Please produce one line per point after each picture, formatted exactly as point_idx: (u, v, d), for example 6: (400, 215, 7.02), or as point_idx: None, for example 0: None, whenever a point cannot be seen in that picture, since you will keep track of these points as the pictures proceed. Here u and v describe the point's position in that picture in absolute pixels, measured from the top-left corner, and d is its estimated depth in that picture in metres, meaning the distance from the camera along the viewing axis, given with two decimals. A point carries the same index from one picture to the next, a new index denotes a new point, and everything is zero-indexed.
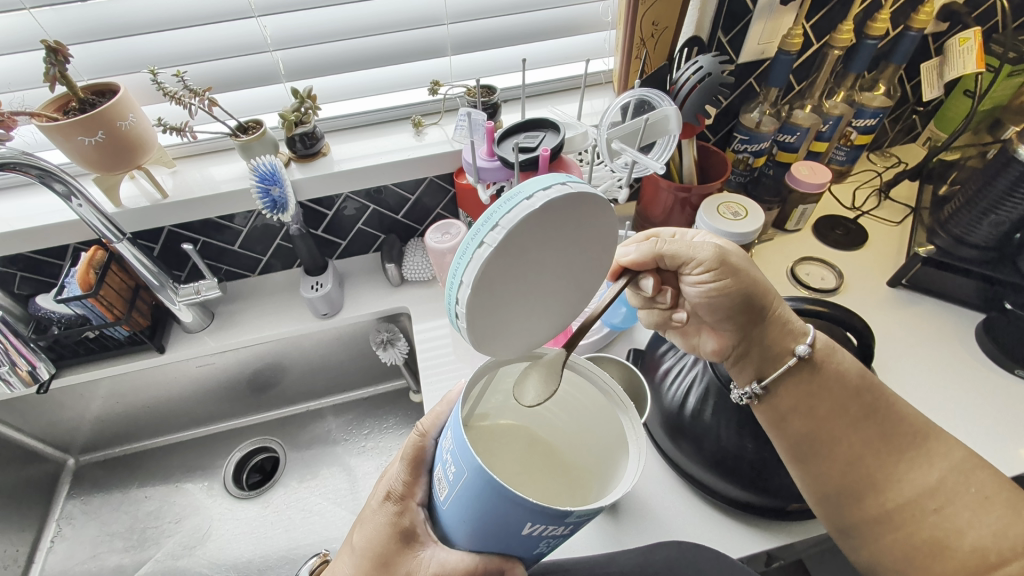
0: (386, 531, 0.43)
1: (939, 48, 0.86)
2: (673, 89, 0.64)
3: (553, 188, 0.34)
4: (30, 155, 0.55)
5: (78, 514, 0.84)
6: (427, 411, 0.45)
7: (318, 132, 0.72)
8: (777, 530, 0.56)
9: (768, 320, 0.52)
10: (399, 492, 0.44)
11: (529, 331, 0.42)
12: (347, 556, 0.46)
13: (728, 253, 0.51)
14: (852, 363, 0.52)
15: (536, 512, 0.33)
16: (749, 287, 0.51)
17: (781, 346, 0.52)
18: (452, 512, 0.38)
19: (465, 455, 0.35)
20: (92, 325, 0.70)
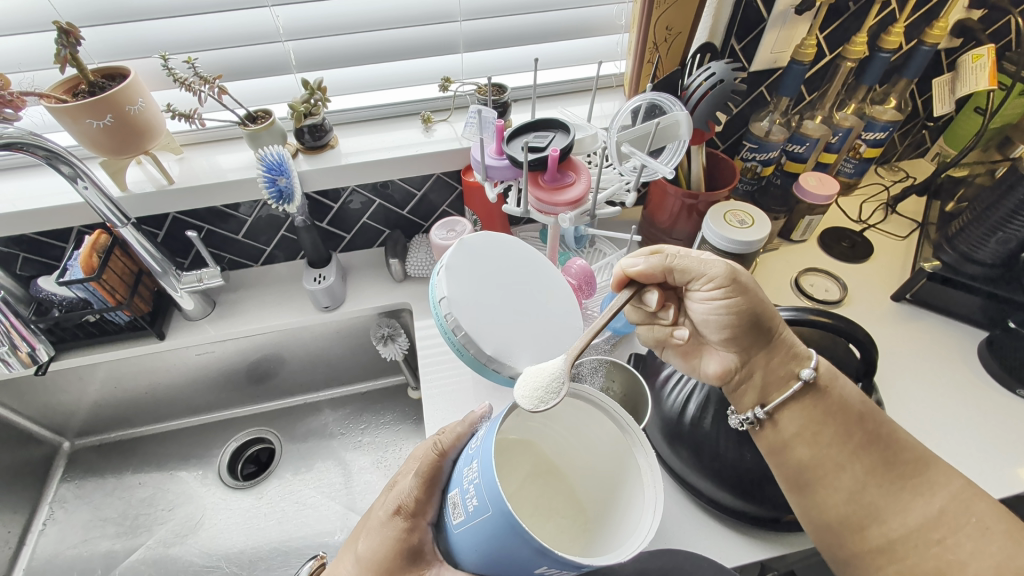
0: (393, 546, 0.43)
1: (952, 63, 0.86)
2: (685, 94, 0.63)
3: (477, 238, 0.61)
4: (38, 136, 0.54)
5: (72, 498, 0.84)
6: (447, 429, 0.46)
7: (327, 124, 0.72)
8: (772, 540, 0.56)
9: (775, 342, 0.52)
10: (410, 509, 0.44)
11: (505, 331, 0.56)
12: (351, 560, 0.47)
13: (740, 271, 0.51)
14: (855, 392, 0.51)
15: (557, 561, 0.33)
16: (759, 307, 0.50)
17: (785, 370, 0.52)
18: (463, 540, 0.38)
19: (491, 493, 0.35)
20: (92, 309, 0.69)
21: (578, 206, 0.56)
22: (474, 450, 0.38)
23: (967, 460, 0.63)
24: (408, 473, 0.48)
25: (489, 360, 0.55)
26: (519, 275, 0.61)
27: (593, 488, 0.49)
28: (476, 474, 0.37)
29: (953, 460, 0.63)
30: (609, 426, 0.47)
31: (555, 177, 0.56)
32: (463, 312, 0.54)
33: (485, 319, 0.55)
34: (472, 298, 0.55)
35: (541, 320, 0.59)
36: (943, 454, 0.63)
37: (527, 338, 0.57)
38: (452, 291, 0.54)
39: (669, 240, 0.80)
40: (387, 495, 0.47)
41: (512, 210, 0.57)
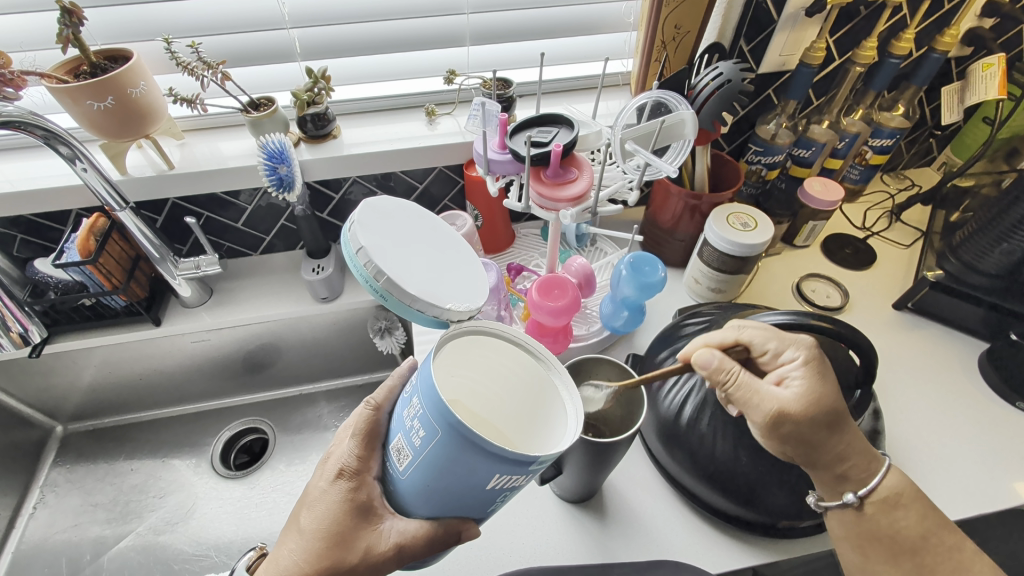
0: (340, 508, 0.42)
1: (962, 72, 0.85)
2: (691, 94, 0.63)
3: (384, 200, 0.56)
4: (39, 116, 0.54)
5: (62, 482, 0.84)
6: (379, 385, 0.45)
7: (329, 113, 0.71)
8: (765, 546, 0.56)
9: (823, 467, 0.47)
10: (354, 468, 0.43)
11: (428, 281, 0.51)
12: (293, 539, 0.45)
13: (790, 414, 0.45)
14: (916, 519, 0.46)
15: (508, 465, 0.34)
16: (806, 448, 0.46)
17: (831, 490, 0.48)
18: (415, 481, 0.38)
19: (435, 416, 0.34)
20: (88, 293, 0.69)
21: (579, 202, 0.55)
22: (410, 390, 0.38)
23: (965, 472, 0.62)
24: (346, 438, 0.46)
25: (412, 301, 0.49)
26: (428, 235, 0.58)
27: (508, 415, 0.45)
28: (416, 408, 0.36)
29: (951, 472, 0.62)
30: (520, 355, 0.45)
31: (558, 172, 0.56)
32: (382, 256, 0.49)
33: (402, 264, 0.51)
34: (390, 250, 0.51)
35: (454, 271, 0.56)
36: (941, 465, 0.63)
37: (447, 282, 0.53)
38: (369, 241, 0.49)
39: (670, 241, 0.79)
40: (326, 464, 0.46)
41: (513, 205, 0.56)
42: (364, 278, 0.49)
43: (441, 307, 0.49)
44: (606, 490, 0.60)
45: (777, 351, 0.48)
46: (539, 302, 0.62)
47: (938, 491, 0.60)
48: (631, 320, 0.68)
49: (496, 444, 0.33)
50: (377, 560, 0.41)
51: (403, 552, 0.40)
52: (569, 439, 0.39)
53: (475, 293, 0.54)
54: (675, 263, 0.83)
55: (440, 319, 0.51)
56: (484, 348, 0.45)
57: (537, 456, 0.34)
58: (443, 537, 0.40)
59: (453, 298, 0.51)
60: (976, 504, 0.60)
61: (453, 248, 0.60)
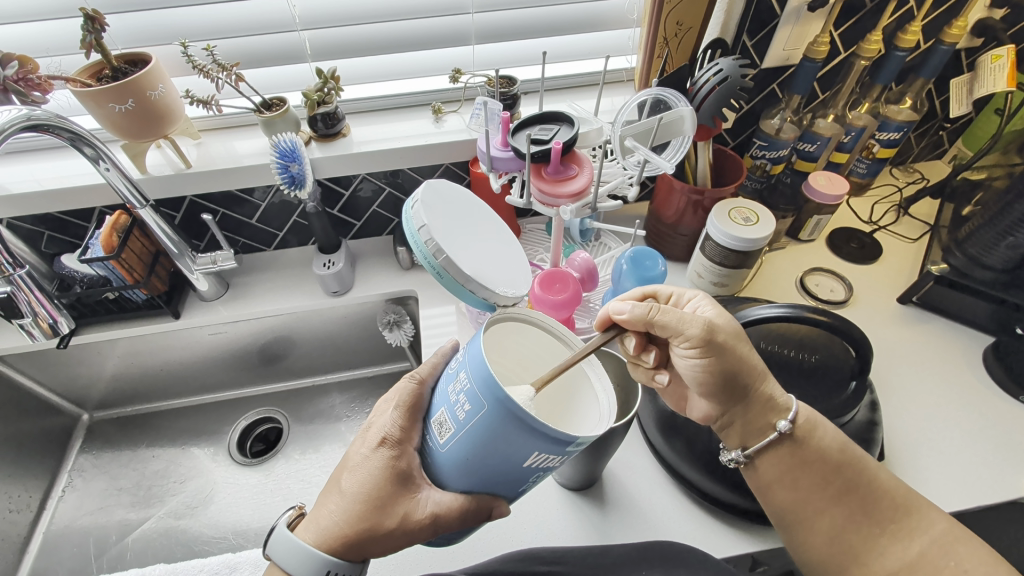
0: (382, 474, 0.44)
1: (972, 63, 0.84)
2: (692, 90, 0.64)
3: (443, 183, 0.59)
4: (63, 119, 0.56)
5: (89, 467, 0.88)
6: (424, 360, 0.48)
7: (339, 113, 0.74)
8: (761, 534, 0.57)
9: (753, 396, 0.49)
10: (396, 437, 0.45)
11: (480, 265, 0.55)
12: (332, 500, 0.47)
13: (717, 328, 0.47)
14: (834, 436, 0.49)
15: (549, 443, 0.36)
16: (736, 365, 0.47)
17: (763, 421, 0.49)
18: (456, 453, 0.40)
19: (483, 390, 0.36)
20: (112, 287, 0.72)
21: (580, 198, 0.57)
22: (457, 366, 0.40)
23: (964, 465, 0.62)
24: (386, 410, 0.48)
25: (466, 282, 0.52)
26: (479, 217, 0.61)
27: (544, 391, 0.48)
28: (463, 383, 0.38)
29: (950, 464, 0.63)
30: (556, 345, 0.47)
31: (559, 169, 0.57)
32: (441, 236, 0.52)
33: (458, 245, 0.54)
34: (446, 229, 0.54)
35: (500, 256, 0.60)
36: (940, 458, 0.63)
37: (495, 268, 0.57)
38: (431, 220, 0.52)
39: (674, 236, 0.80)
40: (366, 434, 0.48)
41: (514, 200, 0.58)
42: (424, 255, 0.51)
43: (492, 291, 0.54)
44: (607, 478, 0.62)
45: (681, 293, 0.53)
46: (542, 296, 0.63)
47: (937, 483, 0.61)
48: None
49: (541, 422, 0.35)
50: (412, 527, 0.43)
51: (439, 522, 0.42)
52: (604, 425, 0.43)
53: (518, 279, 0.59)
54: (679, 258, 0.84)
55: (488, 302, 0.55)
56: (522, 335, 0.47)
57: (576, 436, 0.36)
58: (475, 512, 0.42)
59: (501, 284, 0.56)
60: (975, 497, 0.60)
61: (497, 234, 0.63)
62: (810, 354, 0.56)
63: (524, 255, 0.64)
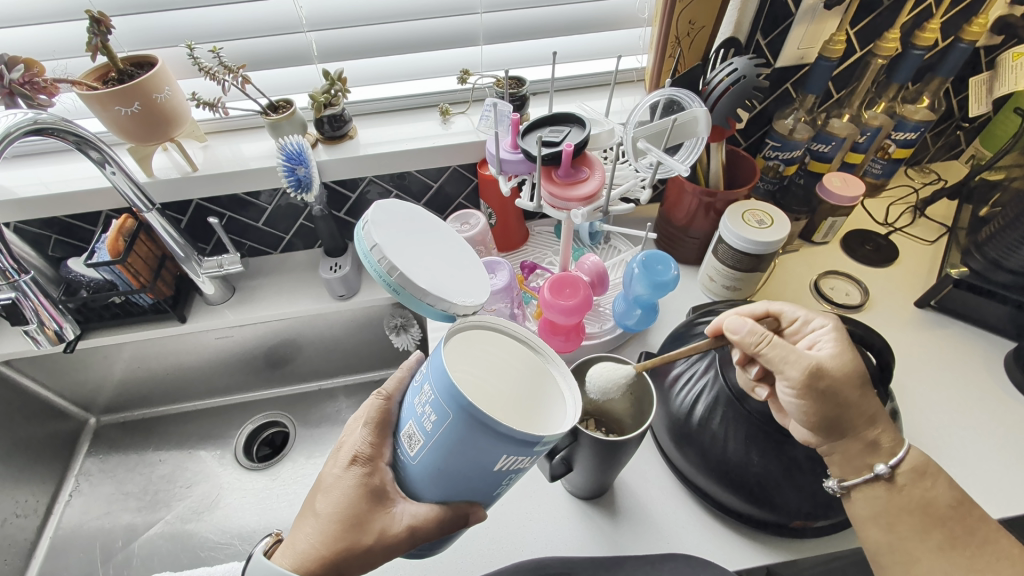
0: (355, 492, 0.43)
1: (992, 62, 0.82)
2: (705, 90, 0.62)
3: (400, 205, 0.57)
4: (69, 122, 0.55)
5: (96, 471, 0.87)
6: (390, 375, 0.46)
7: (346, 114, 0.73)
8: (778, 546, 0.55)
9: (853, 436, 0.48)
10: (367, 453, 0.44)
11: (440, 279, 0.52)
12: (308, 523, 0.46)
13: (826, 371, 0.45)
14: (946, 488, 0.46)
15: (516, 445, 0.35)
16: (838, 411, 0.46)
17: (860, 462, 0.48)
18: (426, 464, 0.39)
19: (447, 400, 0.35)
20: (118, 291, 0.72)
21: (590, 201, 0.56)
22: (422, 377, 0.39)
23: (987, 474, 0.61)
24: (358, 428, 0.47)
25: (424, 295, 0.49)
26: (440, 238, 0.59)
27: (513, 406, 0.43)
28: (428, 394, 0.37)
29: (973, 473, 0.61)
30: (522, 349, 0.46)
31: (569, 172, 0.56)
32: (395, 253, 0.50)
33: (415, 261, 0.51)
34: (402, 246, 0.51)
35: (466, 272, 0.57)
36: (962, 468, 0.61)
37: (456, 280, 0.53)
38: (383, 237, 0.50)
39: (685, 238, 0.79)
40: (338, 453, 0.47)
41: (524, 204, 0.57)
42: (378, 273, 0.49)
43: (450, 302, 0.50)
44: (618, 487, 0.61)
45: (807, 320, 0.51)
46: (552, 301, 0.62)
47: None
48: (644, 318, 0.68)
49: (507, 425, 0.34)
50: (390, 542, 0.42)
51: (416, 534, 0.41)
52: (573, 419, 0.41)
53: (484, 294, 0.55)
54: (690, 261, 0.82)
55: (449, 313, 0.51)
56: (485, 343, 0.45)
57: (542, 436, 0.36)
58: (452, 519, 0.41)
59: (464, 295, 0.52)
60: (999, 507, 0.58)
61: (461, 250, 0.60)
62: None
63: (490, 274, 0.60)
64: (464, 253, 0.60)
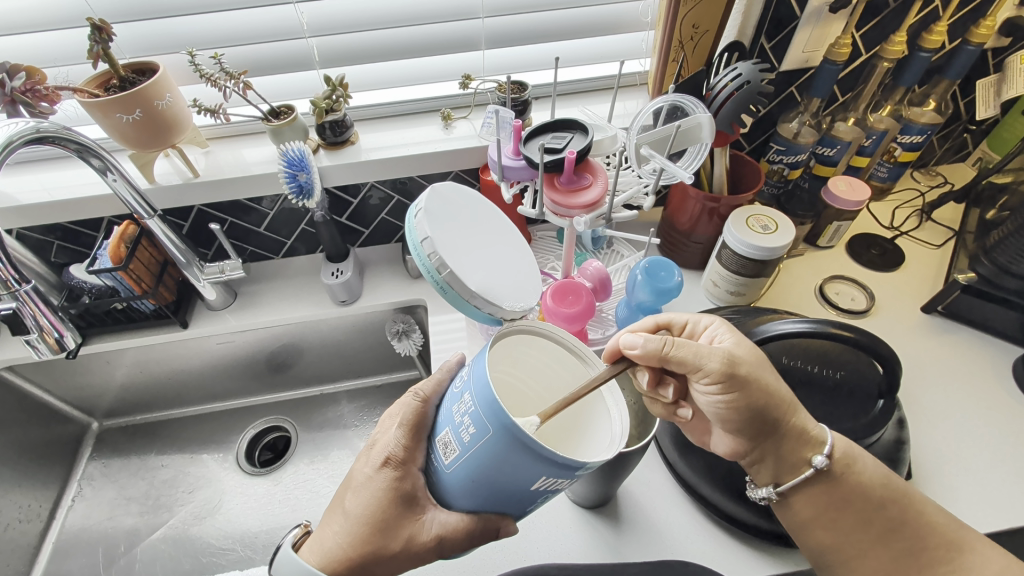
0: (384, 497, 0.43)
1: (999, 64, 0.81)
2: (709, 96, 0.62)
3: (446, 187, 0.57)
4: (70, 130, 0.55)
5: (98, 476, 0.87)
6: (428, 376, 0.46)
7: (348, 120, 0.72)
8: (784, 557, 0.55)
9: (785, 430, 0.47)
10: (400, 457, 0.44)
11: (489, 278, 0.54)
12: (336, 520, 0.46)
13: (738, 359, 0.45)
14: (872, 469, 0.47)
15: (556, 468, 0.35)
16: (763, 398, 0.45)
17: (798, 456, 0.47)
18: (461, 474, 0.38)
19: (489, 414, 0.35)
20: (120, 297, 0.72)
21: (593, 209, 0.55)
22: (462, 385, 0.38)
23: (997, 484, 0.60)
24: (392, 426, 0.47)
25: (471, 297, 0.51)
26: (485, 222, 0.60)
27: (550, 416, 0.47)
28: (468, 404, 0.37)
29: (980, 482, 0.60)
30: (569, 358, 0.46)
31: (572, 179, 0.56)
32: (446, 249, 0.51)
33: (463, 258, 0.53)
34: (451, 240, 0.53)
35: (510, 263, 0.59)
36: (969, 476, 0.61)
37: (500, 278, 0.56)
38: (435, 231, 0.51)
39: (688, 243, 0.78)
40: (371, 451, 0.47)
41: (527, 211, 0.56)
42: (427, 269, 0.50)
43: (498, 307, 0.53)
44: (621, 496, 0.60)
45: (696, 320, 0.52)
46: (554, 308, 0.62)
47: (968, 504, 0.58)
48: None
49: (549, 448, 0.34)
50: (417, 550, 0.42)
51: (444, 544, 0.41)
52: (616, 446, 0.41)
53: (527, 288, 0.58)
54: (692, 265, 0.82)
55: (494, 317, 0.54)
56: (531, 347, 0.45)
57: (585, 461, 0.35)
58: (481, 532, 0.41)
59: (509, 298, 0.54)
60: (1007, 517, 0.57)
61: (507, 237, 0.61)
62: (837, 371, 0.54)
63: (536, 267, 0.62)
64: (508, 238, 0.61)
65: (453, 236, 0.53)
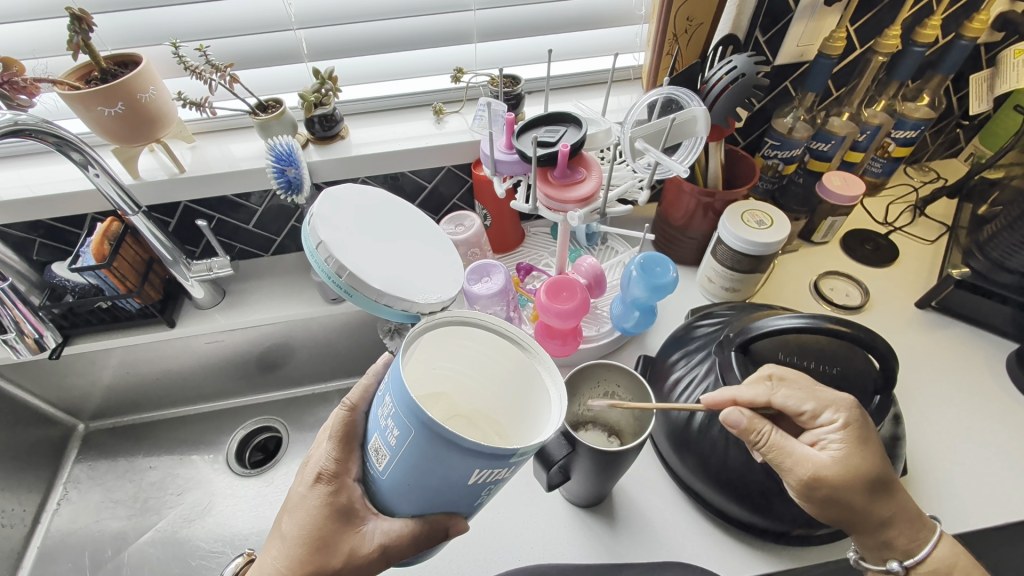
0: (320, 512, 0.42)
1: (992, 58, 0.82)
2: (704, 89, 0.61)
3: (343, 189, 0.57)
4: (50, 123, 0.54)
5: (84, 479, 0.86)
6: (353, 384, 0.44)
7: (337, 114, 0.71)
8: (779, 554, 0.55)
9: (873, 534, 0.47)
10: (332, 471, 0.43)
11: (393, 274, 0.52)
12: (275, 546, 0.45)
13: (825, 483, 0.45)
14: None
15: (484, 458, 0.34)
16: (842, 513, 0.46)
17: (878, 553, 0.48)
18: (395, 478, 0.38)
19: (409, 415, 0.34)
20: (104, 296, 0.70)
21: (588, 202, 0.54)
22: (384, 388, 0.37)
23: (992, 480, 0.60)
24: (323, 442, 0.46)
25: (379, 296, 0.50)
26: (396, 223, 0.59)
27: (502, 405, 0.45)
28: (390, 407, 0.36)
29: (976, 480, 0.60)
30: (510, 348, 0.43)
31: (565, 173, 0.55)
32: (343, 251, 0.50)
33: (366, 258, 0.51)
34: (352, 242, 0.52)
35: (428, 260, 0.58)
36: (965, 473, 0.60)
37: (415, 274, 0.54)
38: (329, 235, 0.50)
39: (682, 239, 0.77)
40: (304, 469, 0.46)
41: (521, 206, 0.56)
42: (326, 273, 0.49)
43: (410, 301, 0.51)
44: (617, 494, 0.59)
45: (816, 412, 0.47)
46: (548, 305, 0.61)
47: (963, 500, 0.58)
48: (642, 319, 0.68)
49: (470, 439, 0.33)
50: (361, 562, 0.41)
51: (388, 552, 0.40)
52: (554, 427, 0.38)
53: (448, 281, 0.56)
54: (688, 262, 0.81)
55: (410, 313, 0.52)
56: (465, 336, 0.43)
57: (515, 448, 0.34)
58: (429, 534, 0.40)
59: (423, 292, 0.52)
60: (1002, 513, 0.57)
61: (422, 237, 0.61)
62: (833, 367, 0.54)
63: (459, 260, 0.61)
64: (422, 237, 0.61)
65: (351, 238, 0.52)
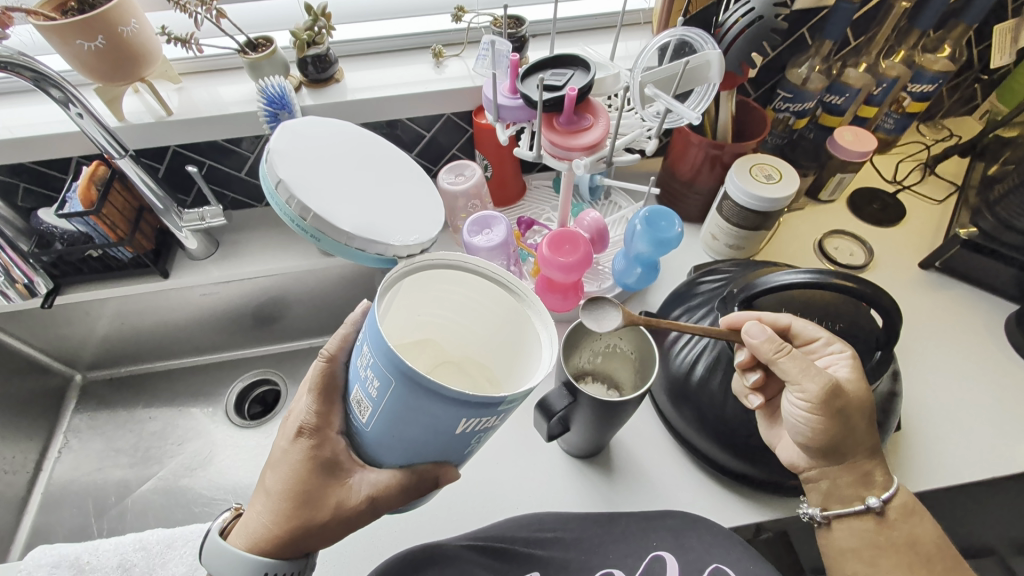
0: (302, 466, 0.42)
1: (1019, 8, 0.78)
2: (719, 33, 0.58)
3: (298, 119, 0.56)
4: (28, 58, 0.51)
5: (85, 428, 0.86)
6: (330, 334, 0.43)
7: (331, 55, 0.67)
8: (771, 504, 0.56)
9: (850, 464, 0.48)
10: (313, 425, 0.42)
11: (363, 213, 0.53)
12: (258, 501, 0.45)
13: (842, 392, 0.45)
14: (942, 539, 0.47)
15: (469, 407, 0.33)
16: (843, 433, 0.46)
17: (855, 490, 0.48)
18: (380, 429, 0.37)
19: (388, 365, 0.33)
20: (94, 244, 0.68)
21: (594, 150, 0.52)
22: (361, 339, 0.37)
23: (982, 436, 0.61)
24: (302, 396, 0.45)
25: (350, 239, 0.51)
26: (362, 155, 0.58)
27: (489, 352, 0.45)
28: (369, 357, 0.35)
29: (966, 436, 0.61)
30: (501, 294, 0.42)
31: (572, 119, 0.53)
32: (306, 191, 0.50)
33: (333, 200, 0.51)
34: (314, 180, 0.51)
35: (398, 194, 0.58)
36: (956, 430, 0.61)
37: (387, 213, 0.55)
38: (289, 174, 0.49)
39: (688, 194, 0.76)
40: (286, 423, 0.45)
41: (523, 154, 0.53)
42: (290, 216, 0.49)
43: (385, 244, 0.52)
44: (614, 446, 0.60)
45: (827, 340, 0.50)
46: (550, 258, 0.60)
47: (953, 455, 0.59)
48: (644, 276, 0.67)
49: (453, 388, 0.32)
50: (349, 514, 0.42)
51: (377, 503, 0.41)
52: (544, 372, 0.36)
53: (426, 218, 0.57)
54: (693, 218, 0.80)
55: (387, 256, 0.54)
56: (448, 280, 0.42)
57: (502, 396, 0.33)
58: (418, 483, 0.40)
59: (399, 233, 0.53)
60: (990, 468, 0.59)
61: (392, 168, 0.60)
62: (834, 323, 0.53)
63: (435, 194, 0.61)
64: (391, 168, 0.60)
65: (313, 175, 0.52)
